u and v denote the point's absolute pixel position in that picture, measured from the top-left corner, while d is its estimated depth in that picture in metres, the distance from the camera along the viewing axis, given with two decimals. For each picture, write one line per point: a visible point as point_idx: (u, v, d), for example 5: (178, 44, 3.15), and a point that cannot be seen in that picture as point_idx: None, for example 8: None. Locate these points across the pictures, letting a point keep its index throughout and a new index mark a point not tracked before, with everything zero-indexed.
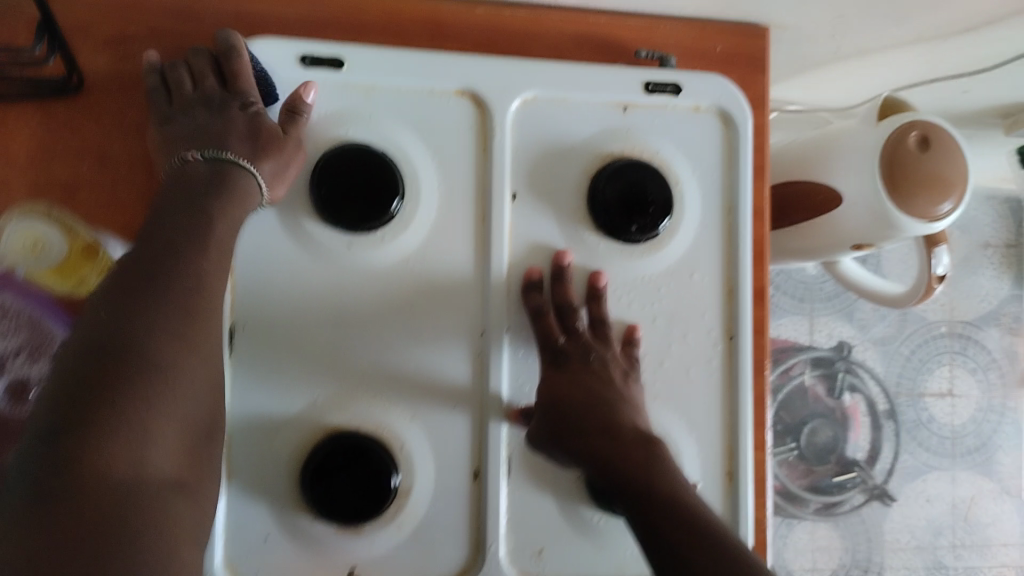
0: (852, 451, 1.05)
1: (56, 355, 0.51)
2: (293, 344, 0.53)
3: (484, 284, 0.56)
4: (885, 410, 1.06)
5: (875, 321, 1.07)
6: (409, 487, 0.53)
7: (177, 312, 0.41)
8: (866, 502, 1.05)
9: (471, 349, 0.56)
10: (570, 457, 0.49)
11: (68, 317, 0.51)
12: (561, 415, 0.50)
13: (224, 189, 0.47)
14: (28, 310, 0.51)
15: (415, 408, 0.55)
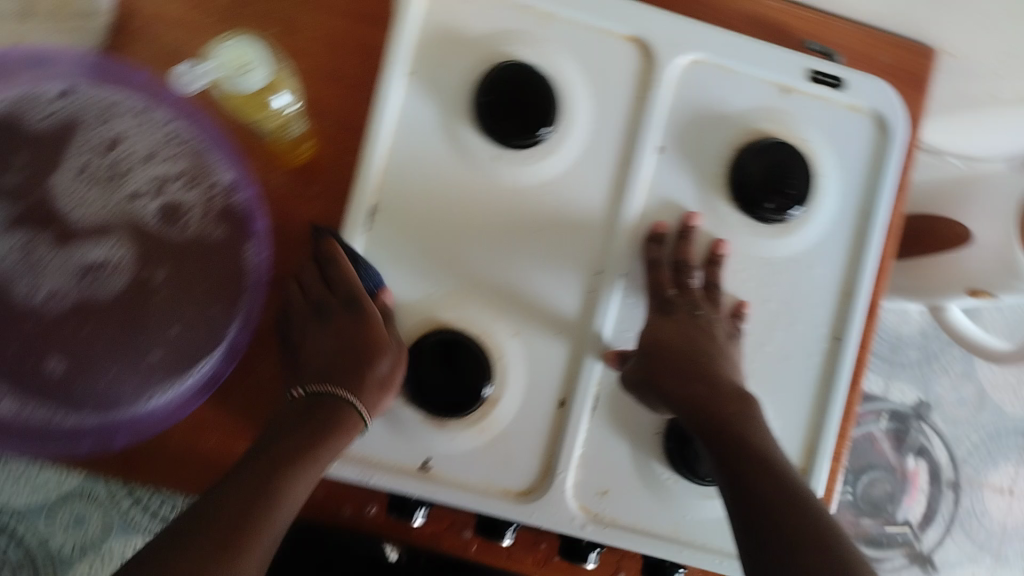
0: (903, 513, 1.03)
1: (210, 185, 0.55)
2: (420, 238, 0.55)
3: (611, 227, 0.56)
4: (948, 479, 1.05)
5: (954, 397, 1.06)
6: (497, 397, 0.55)
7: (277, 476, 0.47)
8: (906, 566, 1.04)
9: (584, 285, 0.56)
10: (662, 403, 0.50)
11: (231, 156, 0.55)
12: (661, 361, 0.51)
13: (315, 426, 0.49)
14: (192, 140, 0.55)
15: (519, 326, 0.56)
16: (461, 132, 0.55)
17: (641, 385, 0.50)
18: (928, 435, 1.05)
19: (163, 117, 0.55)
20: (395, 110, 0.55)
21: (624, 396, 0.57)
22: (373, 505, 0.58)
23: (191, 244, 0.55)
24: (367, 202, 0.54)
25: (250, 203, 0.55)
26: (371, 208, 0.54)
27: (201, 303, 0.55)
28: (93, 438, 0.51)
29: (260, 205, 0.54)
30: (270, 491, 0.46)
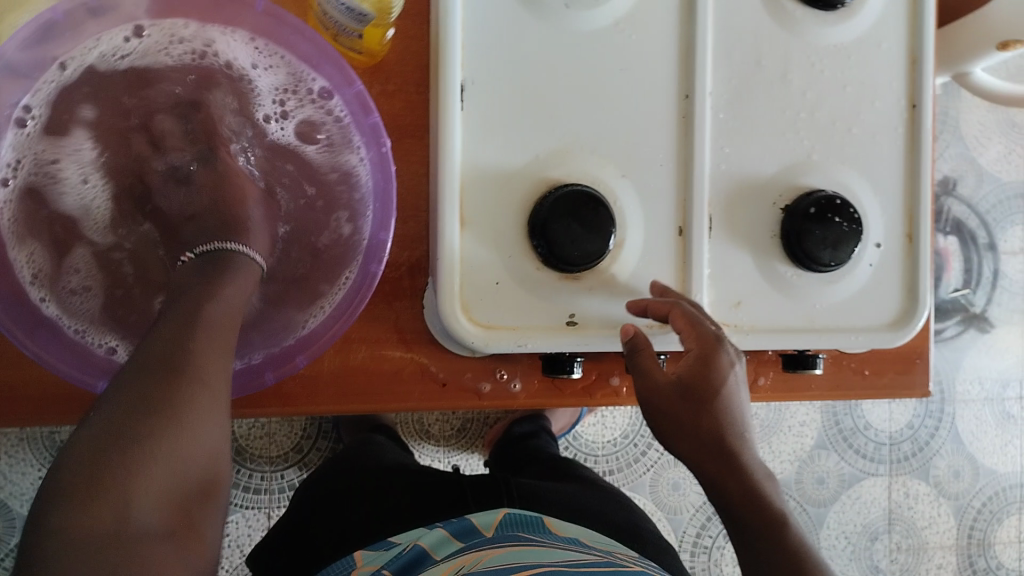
0: (944, 292, 1.13)
1: (310, 93, 0.54)
2: (514, 103, 0.56)
3: (687, 49, 0.58)
4: (985, 242, 1.14)
5: (976, 180, 1.14)
6: (622, 240, 0.57)
7: (165, 374, 0.42)
8: (961, 332, 1.15)
9: (676, 111, 0.58)
10: (674, 447, 0.52)
11: (327, 57, 0.52)
12: (677, 423, 0.51)
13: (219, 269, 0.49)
14: (281, 53, 0.53)
15: (625, 167, 0.57)
16: None
17: (662, 428, 0.52)
18: (955, 206, 1.13)
19: (244, 36, 0.53)
20: None
21: (734, 211, 0.59)
22: (518, 380, 0.61)
23: (316, 169, 0.56)
24: (458, 77, 0.55)
25: (357, 100, 0.52)
26: (462, 82, 0.55)
27: (338, 221, 0.56)
28: (272, 370, 0.53)
29: (367, 100, 0.52)
30: (182, 352, 0.43)
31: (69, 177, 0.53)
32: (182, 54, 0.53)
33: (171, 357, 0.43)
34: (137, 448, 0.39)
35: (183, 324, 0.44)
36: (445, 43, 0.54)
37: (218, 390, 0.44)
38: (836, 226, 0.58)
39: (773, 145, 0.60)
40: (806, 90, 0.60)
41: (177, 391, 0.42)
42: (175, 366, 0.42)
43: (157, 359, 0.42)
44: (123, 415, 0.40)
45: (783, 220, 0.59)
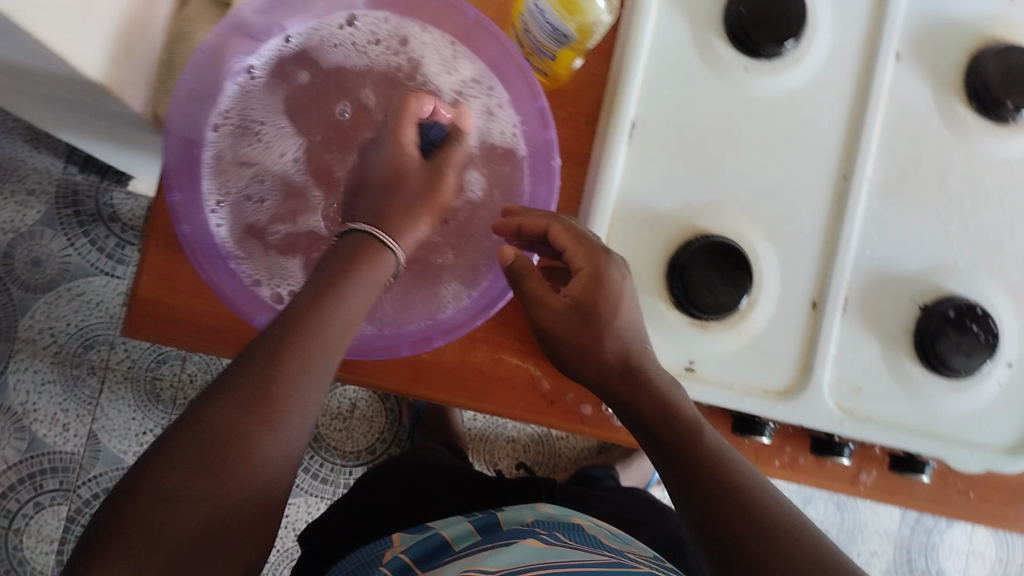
0: None
1: (490, 109, 0.58)
2: (677, 148, 0.58)
3: (854, 133, 0.59)
4: None
5: None
6: (755, 300, 0.58)
7: (247, 401, 0.41)
8: None
9: (832, 189, 0.59)
10: (594, 384, 0.52)
11: (520, 70, 0.55)
12: (585, 354, 0.51)
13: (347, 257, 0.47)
14: (477, 60, 0.57)
15: (771, 232, 0.58)
16: (714, 43, 0.58)
17: (579, 363, 0.52)
18: None
19: (445, 40, 0.57)
20: (653, 28, 0.57)
21: (872, 298, 0.59)
22: (621, 416, 0.61)
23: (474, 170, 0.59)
24: (630, 114, 0.58)
25: (539, 115, 0.55)
26: (633, 120, 0.58)
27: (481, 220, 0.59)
28: (408, 346, 0.56)
29: (548, 117, 0.55)
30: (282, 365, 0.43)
31: (269, 146, 0.57)
32: (378, 53, 0.57)
33: (256, 386, 0.41)
34: (210, 477, 0.39)
35: (276, 352, 0.43)
36: (626, 81, 0.57)
37: (290, 430, 0.43)
38: (974, 334, 0.58)
39: (921, 242, 0.60)
40: (966, 197, 0.61)
41: (257, 429, 0.41)
42: (260, 397, 0.41)
43: (248, 381, 0.42)
44: (200, 437, 0.40)
45: (920, 318, 0.59)
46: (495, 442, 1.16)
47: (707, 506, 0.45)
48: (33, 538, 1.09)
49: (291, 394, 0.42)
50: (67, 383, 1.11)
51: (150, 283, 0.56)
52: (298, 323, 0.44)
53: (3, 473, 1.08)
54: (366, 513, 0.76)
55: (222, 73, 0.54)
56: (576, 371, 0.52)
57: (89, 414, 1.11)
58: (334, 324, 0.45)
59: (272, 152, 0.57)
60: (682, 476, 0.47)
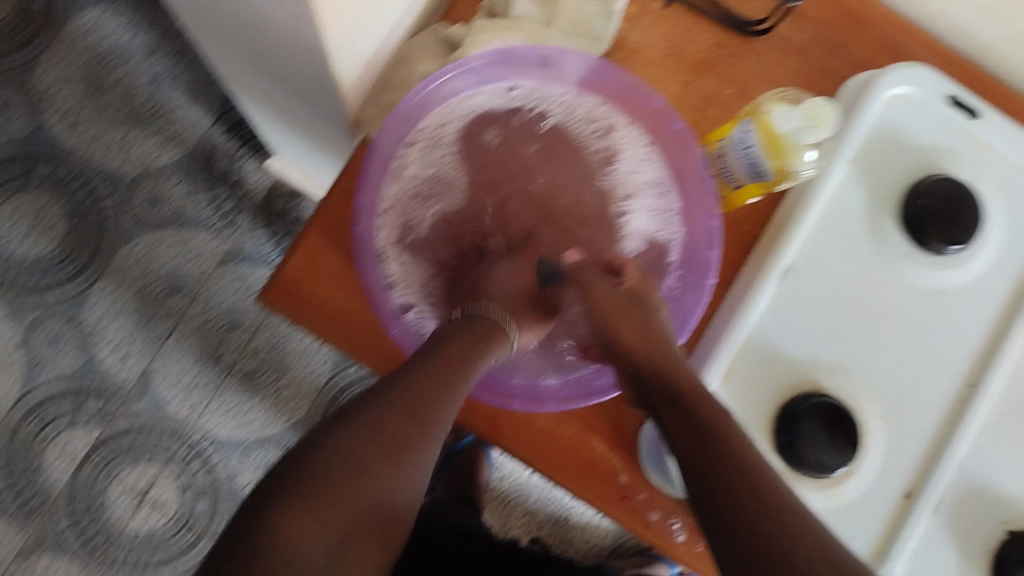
0: None
1: (659, 214, 0.66)
2: (819, 304, 0.60)
3: (991, 347, 0.60)
4: None
5: None
6: (852, 471, 0.58)
7: (413, 405, 0.51)
8: None
9: (954, 392, 0.60)
10: (644, 392, 0.55)
11: (703, 192, 0.61)
12: (648, 359, 0.56)
13: (479, 339, 0.57)
14: (663, 168, 0.65)
15: (887, 412, 0.59)
16: (885, 223, 0.60)
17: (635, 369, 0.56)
18: None
19: (643, 140, 0.65)
20: (830, 191, 0.60)
21: (963, 508, 0.59)
22: (684, 533, 0.61)
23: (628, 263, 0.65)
24: (786, 260, 0.59)
25: (707, 234, 0.61)
26: (787, 266, 0.59)
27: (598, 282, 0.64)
28: (522, 400, 0.60)
29: (716, 238, 0.59)
30: (430, 397, 0.51)
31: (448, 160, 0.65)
32: (583, 131, 0.67)
33: (418, 397, 0.51)
34: (381, 457, 0.48)
35: (434, 376, 0.52)
36: (793, 228, 0.59)
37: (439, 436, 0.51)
38: None
39: None
40: None
41: (404, 438, 0.49)
42: (422, 408, 0.51)
43: (411, 394, 0.51)
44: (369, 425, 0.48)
45: (1005, 543, 0.58)
46: (513, 510, 1.16)
47: (733, 512, 0.45)
48: (54, 453, 1.09)
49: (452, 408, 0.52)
50: (141, 318, 1.14)
51: (298, 266, 0.59)
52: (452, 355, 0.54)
53: (52, 382, 1.11)
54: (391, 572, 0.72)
55: (437, 101, 0.62)
56: (641, 383, 0.55)
57: (150, 353, 1.13)
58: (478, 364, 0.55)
59: (457, 175, 0.66)
60: (714, 471, 0.47)
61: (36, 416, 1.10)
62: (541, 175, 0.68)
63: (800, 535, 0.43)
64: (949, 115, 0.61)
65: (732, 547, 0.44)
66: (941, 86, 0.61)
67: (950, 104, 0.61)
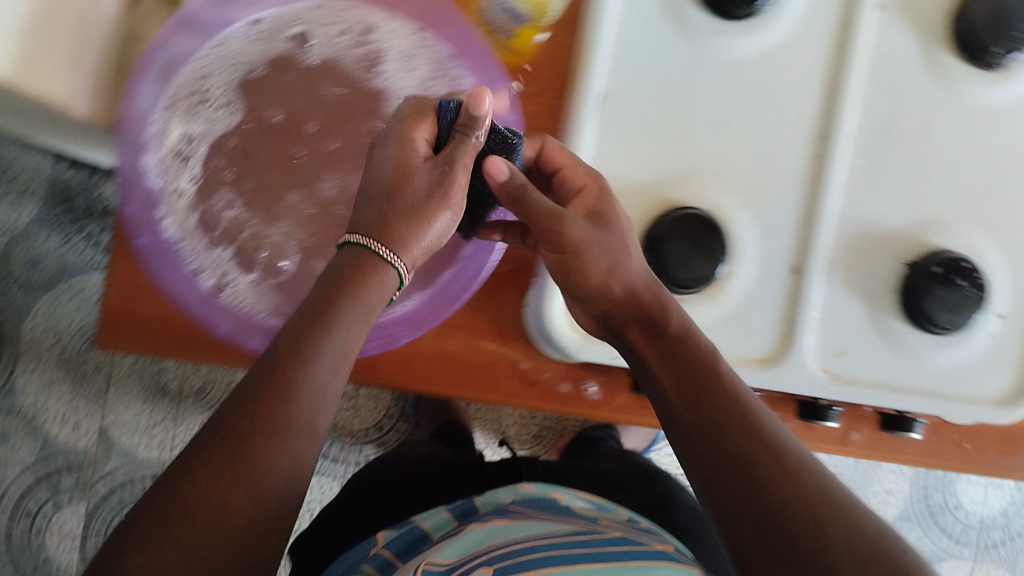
0: None
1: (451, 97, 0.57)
2: (647, 118, 0.57)
3: (832, 88, 0.57)
4: None
5: None
6: (732, 270, 0.57)
7: (255, 420, 0.39)
8: None
9: (811, 150, 0.57)
10: (619, 332, 0.49)
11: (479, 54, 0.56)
12: (630, 302, 0.48)
13: (339, 282, 0.44)
14: (435, 43, 0.57)
15: (749, 199, 0.57)
16: (683, 10, 0.56)
17: (631, 303, 0.48)
18: None
19: (408, 26, 0.57)
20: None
21: (857, 258, 0.58)
22: (598, 389, 0.60)
23: None
24: (596, 88, 0.56)
25: (496, 99, 0.55)
26: (600, 94, 0.56)
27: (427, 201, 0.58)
28: (375, 340, 0.57)
29: (503, 104, 0.55)
30: (250, 420, 0.39)
31: (212, 116, 0.56)
32: (345, 45, 0.57)
33: (257, 407, 0.40)
34: (226, 487, 0.38)
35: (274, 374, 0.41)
36: (589, 52, 0.56)
37: (296, 445, 0.40)
38: (962, 290, 0.55)
39: (910, 190, 0.58)
40: (951, 149, 0.58)
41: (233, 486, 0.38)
42: (270, 409, 0.40)
43: (245, 398, 0.40)
44: (191, 456, 0.38)
45: (904, 275, 0.57)
46: (501, 410, 1.17)
47: (704, 416, 0.43)
48: (56, 538, 1.10)
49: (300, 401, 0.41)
50: (75, 381, 1.12)
51: (118, 293, 0.56)
52: (308, 347, 0.42)
53: (21, 475, 1.10)
54: (361, 522, 0.73)
55: (172, 73, 0.54)
56: (603, 310, 0.49)
57: (99, 411, 1.12)
58: (339, 335, 0.43)
59: (229, 117, 0.57)
60: (696, 409, 0.43)
61: (23, 512, 1.10)
62: (314, 76, 0.58)
63: (795, 484, 0.39)
64: None
65: (716, 488, 0.41)
66: None
67: None
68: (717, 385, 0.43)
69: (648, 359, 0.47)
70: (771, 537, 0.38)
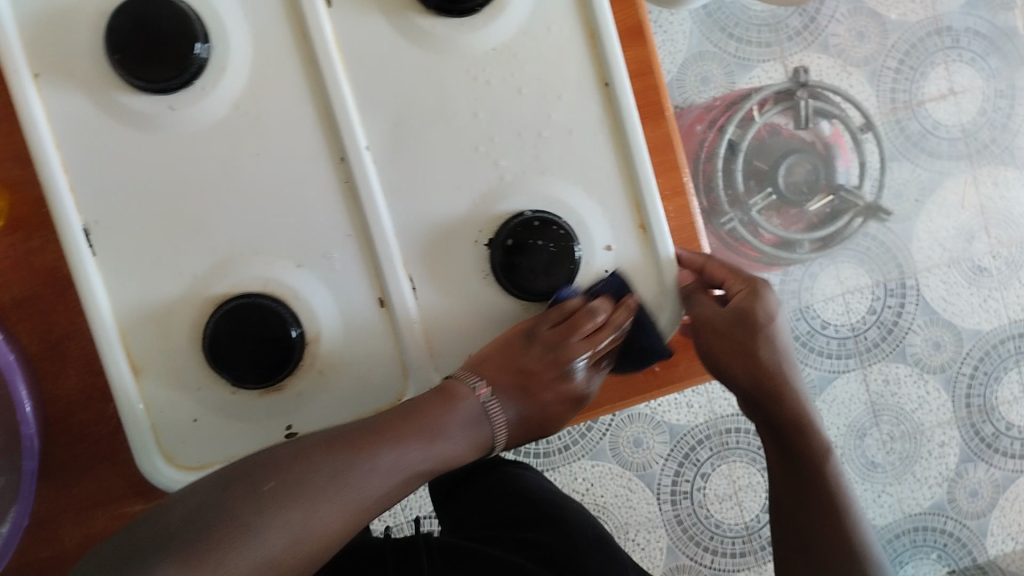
0: (846, 177, 1.18)
1: None
2: (147, 226, 0.51)
3: (326, 107, 0.52)
4: (862, 124, 1.18)
5: (852, 45, 1.18)
6: (316, 333, 0.52)
7: (341, 465, 0.49)
8: (866, 222, 1.19)
9: (337, 178, 0.52)
10: (728, 376, 0.59)
11: None
12: (754, 387, 0.60)
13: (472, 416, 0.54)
14: None
15: (298, 256, 0.52)
16: (119, 98, 0.50)
17: (709, 339, 0.58)
18: (823, 94, 1.17)
19: None
20: (44, 119, 0.50)
21: (435, 260, 0.54)
22: None
23: None
24: (75, 222, 0.51)
25: None
26: (84, 227, 0.51)
27: None
28: None
29: None
30: (341, 451, 0.49)
31: None
32: None
33: (331, 460, 0.48)
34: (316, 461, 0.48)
35: (413, 411, 0.52)
36: (49, 191, 0.50)
37: (348, 501, 0.49)
38: (541, 250, 0.53)
39: (459, 167, 0.54)
40: (478, 108, 0.54)
41: (314, 483, 0.48)
42: (303, 481, 0.47)
43: (343, 444, 0.49)
44: (287, 466, 0.47)
45: (488, 257, 0.54)
46: None
47: (796, 436, 0.60)
48: None
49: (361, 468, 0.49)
50: None
51: None
52: (407, 429, 0.51)
53: None
54: None
55: None
56: (711, 354, 0.58)
57: None
58: (443, 452, 0.53)
59: None
60: (797, 477, 0.60)
61: None
62: None
63: (843, 529, 0.58)
64: None
65: (804, 483, 0.59)
66: None
67: None
68: (810, 449, 0.60)
69: (773, 411, 0.60)
70: (786, 509, 0.61)
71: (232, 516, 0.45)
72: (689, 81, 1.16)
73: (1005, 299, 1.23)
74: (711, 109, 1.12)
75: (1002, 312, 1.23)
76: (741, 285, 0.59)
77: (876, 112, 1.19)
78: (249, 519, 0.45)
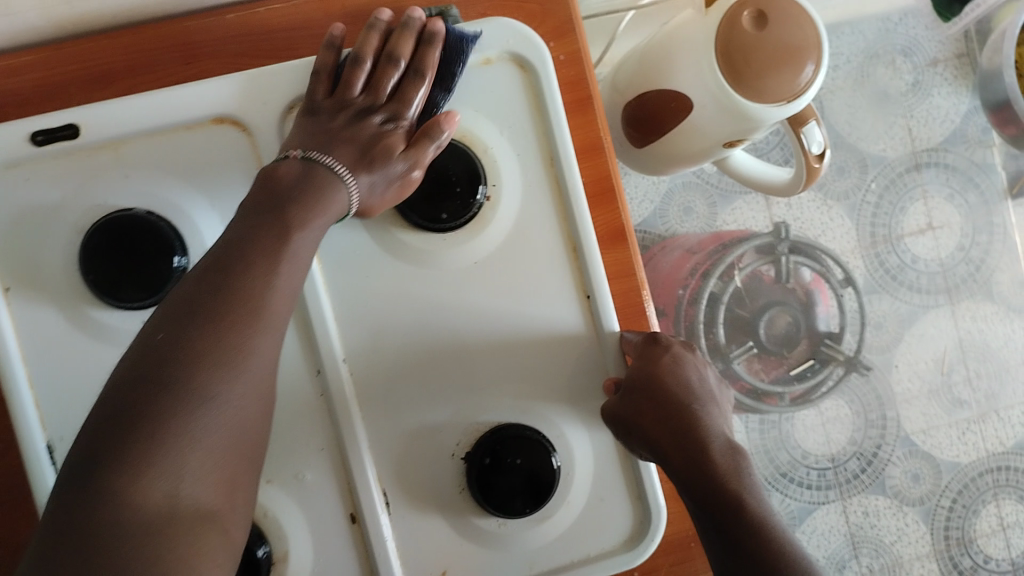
0: (826, 325, 1.19)
1: None
2: None
3: (305, 321, 0.52)
4: (842, 278, 1.20)
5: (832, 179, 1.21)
6: (284, 552, 0.51)
7: (230, 319, 0.44)
8: (846, 376, 1.20)
9: (312, 391, 0.52)
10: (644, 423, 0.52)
11: None
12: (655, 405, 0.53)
13: (310, 191, 0.48)
14: None
15: (270, 471, 0.52)
16: (94, 313, 0.49)
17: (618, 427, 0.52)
18: (801, 250, 1.20)
19: None
20: (13, 335, 0.49)
21: (409, 473, 0.53)
22: None
23: None
24: (40, 441, 0.49)
25: None
26: (49, 444, 0.50)
27: None
28: None
29: None
30: (233, 284, 0.45)
31: None
32: None
33: (222, 333, 0.43)
34: (209, 379, 0.42)
35: (192, 362, 0.42)
36: (14, 408, 0.49)
37: (237, 404, 0.43)
38: (518, 468, 0.51)
39: (435, 380, 0.53)
40: (459, 322, 0.53)
41: (216, 351, 0.43)
42: (204, 354, 0.43)
43: (184, 349, 0.42)
44: (134, 416, 0.40)
45: (463, 473, 0.53)
46: None
47: None
48: None
49: (219, 396, 0.42)
50: None
51: None
52: (302, 209, 0.47)
53: None
54: None
55: None
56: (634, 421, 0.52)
57: None
58: (262, 269, 0.45)
59: None
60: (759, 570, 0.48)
61: None
62: None
63: None
64: (52, 153, 0.49)
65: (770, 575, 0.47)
66: (12, 129, 0.49)
67: (39, 143, 0.49)
68: None
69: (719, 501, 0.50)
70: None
71: (132, 430, 0.40)
72: (672, 210, 1.19)
73: (984, 433, 1.20)
74: (695, 252, 1.18)
75: (981, 447, 1.20)
76: (635, 348, 0.54)
77: (853, 245, 1.21)
78: (174, 420, 0.41)
